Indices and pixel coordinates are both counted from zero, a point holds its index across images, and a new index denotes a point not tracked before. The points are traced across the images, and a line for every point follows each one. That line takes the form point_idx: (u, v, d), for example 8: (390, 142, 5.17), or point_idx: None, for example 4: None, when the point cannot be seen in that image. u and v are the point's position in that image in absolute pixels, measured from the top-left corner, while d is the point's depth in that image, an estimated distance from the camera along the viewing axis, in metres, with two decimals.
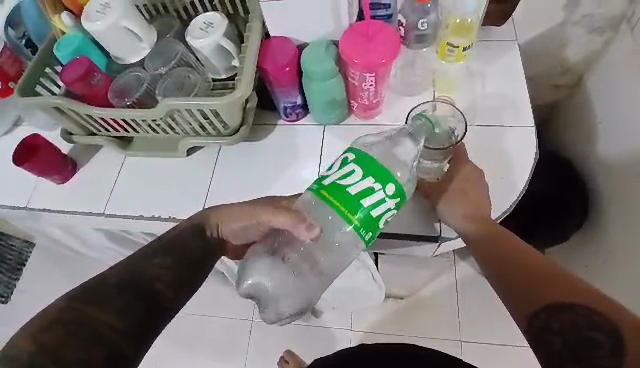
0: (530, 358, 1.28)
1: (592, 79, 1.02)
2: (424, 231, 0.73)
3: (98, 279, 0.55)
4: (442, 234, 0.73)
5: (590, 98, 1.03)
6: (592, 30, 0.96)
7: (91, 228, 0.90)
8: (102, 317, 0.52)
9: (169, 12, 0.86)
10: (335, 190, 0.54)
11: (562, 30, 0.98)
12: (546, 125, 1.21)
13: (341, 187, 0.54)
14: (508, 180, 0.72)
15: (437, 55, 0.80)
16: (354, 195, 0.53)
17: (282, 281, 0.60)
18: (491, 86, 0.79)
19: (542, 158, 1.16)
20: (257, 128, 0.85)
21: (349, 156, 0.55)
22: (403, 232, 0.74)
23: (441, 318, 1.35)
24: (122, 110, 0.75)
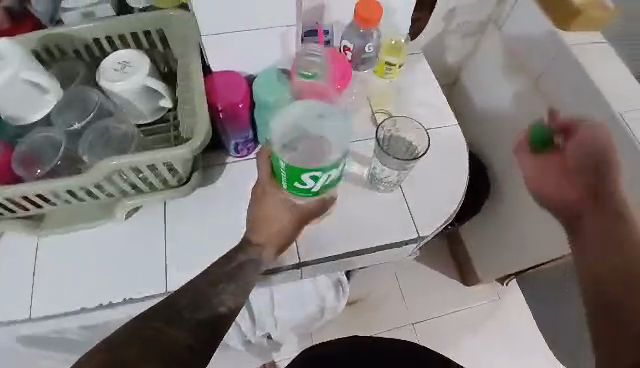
0: (469, 322, 1.43)
1: (471, 76, 1.22)
2: (404, 236, 0.76)
3: (166, 303, 0.64)
4: (421, 235, 0.76)
5: (472, 91, 1.23)
6: (465, 35, 1.15)
7: (9, 337, 0.71)
8: (180, 341, 0.61)
9: (68, 54, 0.75)
10: (329, 186, 0.63)
11: (444, 39, 1.15)
12: None
13: (331, 183, 0.63)
14: (456, 175, 0.80)
15: (375, 74, 0.85)
16: (319, 188, 0.62)
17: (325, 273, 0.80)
18: (416, 94, 0.86)
19: None
20: (207, 171, 0.77)
21: (318, 172, 0.59)
22: (386, 243, 0.75)
23: (392, 309, 1.44)
24: (39, 184, 0.60)
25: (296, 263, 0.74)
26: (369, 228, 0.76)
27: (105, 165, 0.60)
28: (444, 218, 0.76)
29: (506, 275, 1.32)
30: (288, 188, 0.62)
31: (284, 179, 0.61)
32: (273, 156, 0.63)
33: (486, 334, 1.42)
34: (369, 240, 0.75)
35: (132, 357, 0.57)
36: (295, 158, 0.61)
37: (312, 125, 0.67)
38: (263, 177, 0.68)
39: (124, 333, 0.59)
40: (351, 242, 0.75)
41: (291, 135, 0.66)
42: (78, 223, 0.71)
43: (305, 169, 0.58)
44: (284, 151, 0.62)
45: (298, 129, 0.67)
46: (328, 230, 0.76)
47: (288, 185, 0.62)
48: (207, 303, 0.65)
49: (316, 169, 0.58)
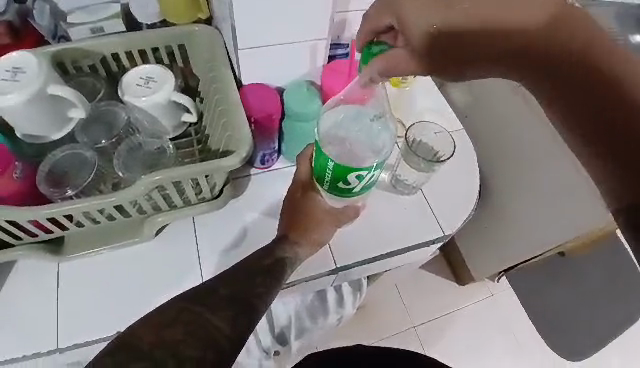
0: (469, 319, 1.45)
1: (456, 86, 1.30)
2: (430, 236, 0.79)
3: (206, 289, 0.58)
4: (445, 232, 0.80)
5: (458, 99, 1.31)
6: None
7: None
8: (218, 325, 0.54)
9: (84, 70, 0.72)
10: (367, 186, 0.63)
11: None
12: None
13: (371, 183, 0.62)
14: (469, 176, 0.84)
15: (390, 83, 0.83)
16: (359, 188, 0.62)
17: (352, 275, 0.81)
18: (423, 100, 0.90)
19: None
20: (234, 182, 0.76)
21: (364, 173, 0.57)
22: (413, 243, 0.79)
23: (391, 315, 1.44)
24: (73, 204, 0.58)
25: (331, 268, 0.75)
26: (394, 229, 0.79)
27: (146, 180, 0.59)
28: (466, 215, 0.81)
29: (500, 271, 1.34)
30: (330, 186, 0.61)
31: (328, 176, 0.60)
32: (316, 155, 0.61)
33: (484, 332, 1.44)
34: (396, 240, 0.78)
35: (177, 337, 0.52)
36: (341, 155, 0.59)
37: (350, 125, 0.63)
38: (303, 174, 0.69)
39: (147, 321, 0.53)
40: (378, 244, 0.78)
41: (328, 135, 0.61)
42: (104, 244, 0.68)
43: (355, 168, 0.57)
44: (327, 145, 0.60)
45: (336, 132, 0.62)
46: (357, 232, 0.78)
47: (331, 184, 0.61)
48: (251, 292, 0.59)
49: (363, 170, 0.57)
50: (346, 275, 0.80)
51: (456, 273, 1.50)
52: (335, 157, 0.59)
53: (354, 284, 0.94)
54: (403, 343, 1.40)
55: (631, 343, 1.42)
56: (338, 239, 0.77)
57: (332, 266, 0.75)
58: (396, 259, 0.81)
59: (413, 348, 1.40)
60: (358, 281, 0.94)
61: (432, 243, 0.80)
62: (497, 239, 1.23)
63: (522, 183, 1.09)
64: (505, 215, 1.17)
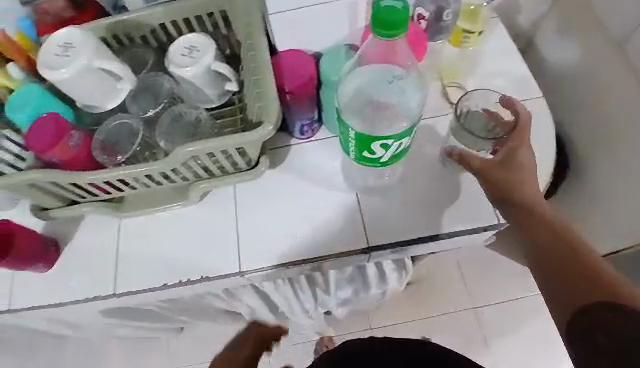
0: (541, 307, 1.33)
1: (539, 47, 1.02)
2: (482, 222, 0.70)
3: None
4: (501, 219, 0.70)
5: None
6: None
7: (98, 309, 0.78)
8: None
9: (136, 41, 0.76)
10: (398, 156, 0.60)
11: None
12: None
13: (403, 151, 0.60)
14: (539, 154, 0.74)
15: (451, 45, 0.79)
16: (388, 158, 0.59)
17: (385, 257, 0.75)
18: (491, 66, 0.80)
19: None
20: (273, 153, 0.76)
21: (389, 141, 0.55)
22: (464, 228, 0.70)
23: (451, 293, 1.36)
24: (121, 169, 0.64)
25: (364, 246, 0.70)
26: (442, 211, 0.71)
27: (182, 151, 0.62)
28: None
29: None
30: (356, 157, 0.60)
31: (352, 147, 0.59)
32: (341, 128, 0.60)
33: (557, 325, 1.31)
34: (441, 221, 0.71)
35: None
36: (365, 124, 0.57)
37: (381, 90, 0.60)
38: None
39: None
40: (418, 225, 0.71)
41: (355, 104, 0.60)
42: (153, 206, 0.75)
43: (377, 136, 0.55)
44: (351, 114, 0.59)
45: (366, 99, 0.60)
46: (397, 210, 0.71)
47: (357, 155, 0.59)
48: None
49: (388, 138, 0.55)
50: (381, 257, 0.73)
51: None
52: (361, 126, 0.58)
53: (394, 263, 0.88)
54: (462, 324, 1.33)
55: None
56: (376, 218, 0.71)
57: (365, 245, 0.70)
58: (445, 246, 0.73)
59: (473, 332, 1.33)
60: (398, 261, 0.88)
61: (483, 231, 0.70)
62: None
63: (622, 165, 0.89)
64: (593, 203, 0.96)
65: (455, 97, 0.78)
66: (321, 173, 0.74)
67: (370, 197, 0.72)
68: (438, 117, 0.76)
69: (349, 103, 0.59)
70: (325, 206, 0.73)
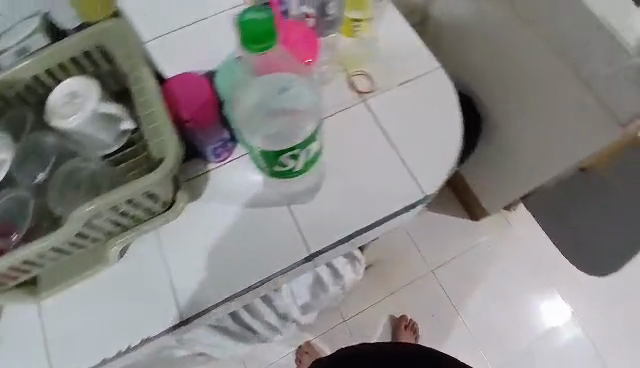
0: (485, 252, 1.49)
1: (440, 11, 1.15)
2: (409, 200, 0.71)
3: None
4: (426, 194, 0.71)
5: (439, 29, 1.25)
6: None
7: None
8: None
9: (11, 102, 0.66)
10: (311, 161, 0.61)
11: None
12: None
13: (314, 155, 0.61)
14: (447, 122, 0.75)
15: (343, 34, 0.80)
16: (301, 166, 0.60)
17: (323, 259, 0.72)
18: (389, 48, 0.82)
19: None
20: (191, 185, 0.70)
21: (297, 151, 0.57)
22: (394, 210, 0.71)
23: (409, 264, 1.46)
24: (15, 253, 0.56)
25: (306, 255, 0.68)
26: (375, 199, 0.71)
27: (79, 212, 0.55)
28: (448, 169, 0.72)
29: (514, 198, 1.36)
30: (270, 172, 0.60)
31: (262, 163, 0.60)
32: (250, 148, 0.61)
33: (502, 263, 1.48)
34: (376, 209, 0.70)
35: None
36: (271, 138, 0.59)
37: (279, 100, 0.61)
38: None
39: None
40: (355, 219, 0.70)
41: (256, 120, 0.60)
42: (73, 276, 0.67)
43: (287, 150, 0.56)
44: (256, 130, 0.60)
45: (267, 110, 0.61)
46: (333, 210, 0.70)
47: (271, 170, 0.60)
48: None
49: (296, 148, 0.56)
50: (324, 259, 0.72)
51: (469, 208, 1.52)
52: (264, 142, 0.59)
53: (342, 258, 0.89)
54: (425, 288, 1.43)
55: None
56: (311, 225, 0.69)
57: (305, 253, 0.68)
58: (380, 231, 0.74)
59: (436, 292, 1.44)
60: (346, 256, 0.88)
61: (412, 207, 0.72)
62: (516, 163, 1.21)
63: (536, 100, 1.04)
64: (519, 143, 1.16)
65: (362, 86, 0.78)
66: (246, 191, 0.70)
67: (302, 203, 0.70)
68: (349, 109, 0.76)
69: (248, 122, 0.60)
70: (259, 225, 0.69)
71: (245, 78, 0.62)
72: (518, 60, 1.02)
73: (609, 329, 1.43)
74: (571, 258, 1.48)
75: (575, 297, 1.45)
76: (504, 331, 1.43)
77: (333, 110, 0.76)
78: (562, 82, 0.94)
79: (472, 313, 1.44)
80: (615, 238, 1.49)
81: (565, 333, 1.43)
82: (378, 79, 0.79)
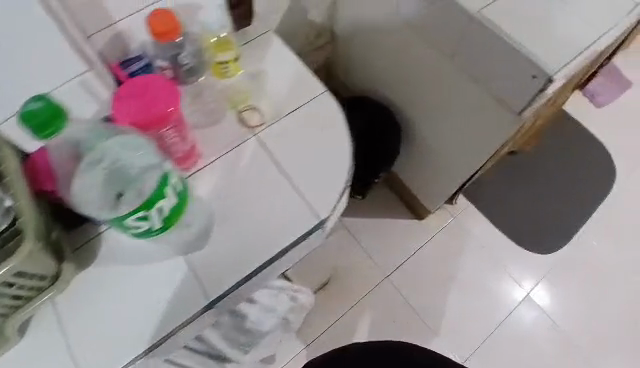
0: (431, 250, 1.58)
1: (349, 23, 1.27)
2: (306, 226, 0.72)
3: None
4: (322, 218, 0.73)
5: (351, 43, 1.33)
6: None
7: None
8: None
9: None
10: (174, 214, 0.60)
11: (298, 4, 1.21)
12: (347, 75, 1.46)
13: (175, 207, 0.60)
14: (338, 143, 0.77)
15: (216, 77, 0.78)
16: (161, 222, 0.59)
17: (230, 302, 0.72)
18: (277, 79, 0.83)
19: (352, 103, 1.42)
20: (82, 251, 0.70)
21: (142, 214, 0.56)
22: (291, 242, 0.72)
23: (363, 276, 1.53)
24: None
25: (205, 303, 0.69)
26: (272, 232, 0.72)
27: None
28: (338, 193, 0.74)
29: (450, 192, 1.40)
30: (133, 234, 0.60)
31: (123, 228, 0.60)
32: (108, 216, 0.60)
33: (449, 258, 1.57)
34: (277, 241, 0.72)
35: None
36: (121, 200, 0.57)
37: (128, 156, 0.58)
38: None
39: None
40: (255, 256, 0.71)
41: (107, 182, 0.58)
42: None
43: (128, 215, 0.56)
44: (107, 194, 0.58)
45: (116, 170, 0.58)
46: (231, 252, 0.70)
47: (133, 233, 0.60)
48: None
49: (138, 212, 0.56)
50: (233, 300, 0.72)
51: (414, 210, 1.60)
52: (113, 207, 0.57)
53: (281, 291, 0.98)
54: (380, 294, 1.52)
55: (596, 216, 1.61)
56: (208, 271, 0.69)
57: (204, 302, 0.68)
58: (285, 264, 0.75)
59: (391, 298, 1.52)
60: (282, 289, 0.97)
61: (310, 234, 0.72)
62: (442, 163, 1.29)
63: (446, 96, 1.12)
64: (442, 138, 1.23)
65: (252, 120, 0.79)
66: (141, 250, 0.70)
67: (199, 251, 0.70)
68: (240, 145, 0.76)
69: (102, 190, 0.57)
70: (160, 279, 0.69)
71: (97, 137, 0.59)
72: (423, 62, 1.12)
73: (555, 301, 1.52)
74: (509, 236, 1.59)
75: (519, 276, 1.54)
76: (460, 322, 1.49)
77: (223, 149, 0.76)
78: (460, 79, 1.04)
79: (427, 310, 1.51)
80: (543, 213, 1.61)
81: (517, 313, 1.50)
82: (268, 111, 0.80)
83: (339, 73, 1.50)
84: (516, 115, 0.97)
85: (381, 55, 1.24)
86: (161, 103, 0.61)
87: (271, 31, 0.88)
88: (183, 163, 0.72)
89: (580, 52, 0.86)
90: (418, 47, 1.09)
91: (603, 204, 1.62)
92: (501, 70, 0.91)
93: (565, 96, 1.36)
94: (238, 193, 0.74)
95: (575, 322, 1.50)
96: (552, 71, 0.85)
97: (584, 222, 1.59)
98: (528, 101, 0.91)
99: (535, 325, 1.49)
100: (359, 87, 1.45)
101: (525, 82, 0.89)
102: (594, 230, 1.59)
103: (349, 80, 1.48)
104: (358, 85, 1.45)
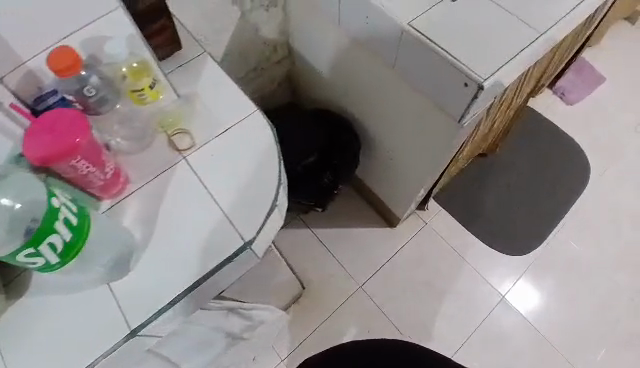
0: (408, 256, 1.55)
1: (303, 38, 1.28)
2: (231, 250, 0.70)
3: None
4: (247, 240, 0.71)
5: (306, 56, 1.35)
6: (267, 7, 1.22)
7: None
8: None
9: None
10: (71, 248, 0.58)
11: (248, 20, 1.22)
12: (308, 88, 1.48)
13: (70, 242, 0.57)
14: (266, 162, 0.77)
15: (135, 104, 0.77)
16: (55, 257, 0.57)
17: (157, 330, 0.70)
18: (208, 100, 0.83)
19: (313, 115, 1.43)
20: (13, 284, 0.70)
21: (28, 251, 0.54)
22: (216, 266, 0.70)
23: (336, 286, 1.50)
24: None
25: (128, 330, 0.67)
26: (198, 256, 0.71)
27: None
28: (263, 215, 0.73)
29: (416, 199, 1.38)
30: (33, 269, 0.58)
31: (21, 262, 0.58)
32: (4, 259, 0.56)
33: (424, 265, 1.54)
34: (203, 265, 0.70)
35: None
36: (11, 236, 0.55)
37: (23, 192, 0.57)
38: None
39: None
40: (179, 281, 0.69)
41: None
42: None
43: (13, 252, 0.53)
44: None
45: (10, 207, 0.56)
46: (156, 278, 0.69)
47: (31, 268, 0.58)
48: None
49: (23, 249, 0.53)
50: (162, 328, 0.71)
51: (386, 217, 1.58)
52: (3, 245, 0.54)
53: (235, 311, 0.95)
54: (358, 305, 1.47)
55: (572, 213, 1.61)
56: (131, 298, 0.68)
57: (126, 329, 0.67)
58: (217, 288, 0.74)
59: (366, 308, 1.47)
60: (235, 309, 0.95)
61: (234, 258, 0.70)
62: (403, 171, 1.30)
63: (394, 105, 1.13)
64: (399, 147, 1.23)
65: (180, 143, 0.78)
66: (67, 279, 0.69)
67: (123, 278, 0.69)
68: (168, 169, 0.76)
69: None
70: (84, 309, 0.68)
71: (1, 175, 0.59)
72: (369, 72, 1.13)
73: (534, 304, 1.49)
74: (484, 241, 1.57)
75: (496, 280, 1.52)
76: (438, 331, 1.46)
77: (151, 176, 0.76)
78: (403, 88, 1.05)
79: (404, 320, 1.47)
80: (514, 216, 1.60)
81: (495, 319, 1.47)
82: (198, 134, 0.79)
83: (301, 86, 1.51)
84: (457, 123, 0.97)
85: (333, 67, 1.26)
86: (66, 136, 0.62)
87: (205, 52, 0.89)
88: (107, 192, 0.73)
89: (511, 57, 0.87)
90: (363, 58, 1.11)
91: (573, 205, 1.62)
92: (436, 79, 0.92)
93: (524, 97, 1.35)
94: (165, 218, 0.73)
95: (556, 324, 1.46)
96: (483, 79, 0.85)
97: (556, 224, 1.59)
98: (465, 109, 0.91)
99: (515, 330, 1.46)
100: (320, 99, 1.45)
101: (459, 90, 0.89)
102: (569, 231, 1.59)
103: (311, 92, 1.48)
104: (318, 97, 1.45)
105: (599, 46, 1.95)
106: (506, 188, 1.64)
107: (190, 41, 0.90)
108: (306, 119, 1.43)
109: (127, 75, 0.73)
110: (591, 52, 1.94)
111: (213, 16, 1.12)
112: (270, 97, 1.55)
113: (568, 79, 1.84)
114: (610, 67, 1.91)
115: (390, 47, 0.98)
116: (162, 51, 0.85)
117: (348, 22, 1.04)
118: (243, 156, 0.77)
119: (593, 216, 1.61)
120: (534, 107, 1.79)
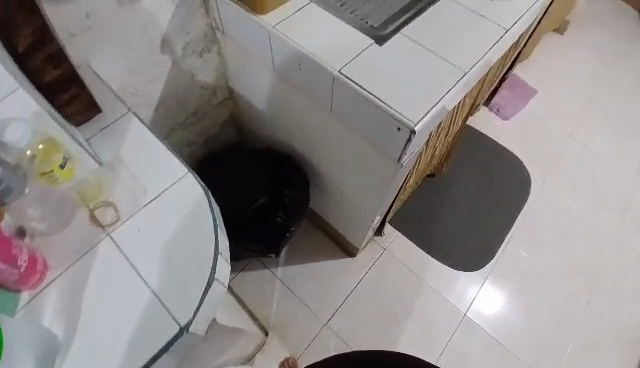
0: (370, 284, 1.54)
1: (241, 79, 1.28)
2: (166, 335, 0.65)
3: None
4: (182, 323, 0.66)
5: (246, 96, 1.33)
6: (200, 52, 1.20)
7: None
8: None
9: None
10: None
11: (182, 66, 1.18)
12: (252, 126, 1.46)
13: None
14: (199, 227, 0.73)
15: (47, 185, 0.74)
16: None
17: None
18: (134, 165, 0.79)
19: (260, 154, 1.42)
20: None
21: None
22: (151, 356, 0.64)
23: (301, 325, 1.46)
24: None
25: None
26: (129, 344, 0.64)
27: None
28: (201, 291, 0.68)
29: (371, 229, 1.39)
30: None
31: None
32: None
33: (388, 291, 1.54)
34: (136, 355, 0.64)
35: None
36: None
37: None
38: None
39: None
40: None
41: None
42: None
43: None
44: None
45: None
46: None
47: None
48: None
49: None
50: None
51: (344, 246, 1.58)
52: None
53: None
54: (326, 341, 1.44)
55: (520, 223, 1.68)
56: None
57: None
58: None
59: (333, 345, 1.44)
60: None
61: (172, 343, 0.65)
62: (355, 205, 1.30)
63: (336, 145, 1.14)
64: (346, 182, 1.24)
65: (102, 216, 0.73)
66: None
67: None
68: (93, 248, 0.71)
69: None
70: None
71: None
72: (308, 114, 1.13)
73: (496, 316, 1.52)
74: (443, 261, 1.60)
75: (457, 298, 1.54)
76: None
77: (72, 260, 0.70)
78: (342, 129, 1.07)
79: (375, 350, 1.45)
80: (466, 232, 1.64)
81: (461, 336, 1.49)
82: (124, 206, 0.75)
83: (245, 124, 1.49)
84: (397, 162, 1.00)
85: (273, 109, 1.26)
86: None
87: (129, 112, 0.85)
88: (23, 284, 0.66)
89: (437, 100, 0.91)
90: (300, 100, 1.11)
91: (520, 215, 1.70)
92: (371, 122, 0.95)
93: (460, 122, 1.41)
94: (91, 306, 0.67)
95: (519, 334, 1.50)
96: (414, 123, 0.88)
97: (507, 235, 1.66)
98: (401, 151, 0.95)
99: (481, 346, 1.48)
100: (266, 137, 1.44)
101: (393, 134, 0.92)
102: (519, 241, 1.65)
103: (256, 131, 1.47)
104: (264, 135, 1.44)
105: (528, 61, 2.08)
106: (457, 205, 1.69)
107: (113, 102, 0.86)
108: (252, 158, 1.41)
109: (35, 156, 0.72)
110: (521, 67, 2.06)
111: (143, 68, 1.08)
112: (215, 138, 1.51)
113: (502, 95, 1.94)
114: (540, 80, 2.03)
115: (323, 91, 1.00)
116: (77, 117, 0.80)
117: (282, 68, 1.05)
118: (175, 225, 0.74)
119: (539, 224, 1.69)
120: (474, 124, 1.87)
